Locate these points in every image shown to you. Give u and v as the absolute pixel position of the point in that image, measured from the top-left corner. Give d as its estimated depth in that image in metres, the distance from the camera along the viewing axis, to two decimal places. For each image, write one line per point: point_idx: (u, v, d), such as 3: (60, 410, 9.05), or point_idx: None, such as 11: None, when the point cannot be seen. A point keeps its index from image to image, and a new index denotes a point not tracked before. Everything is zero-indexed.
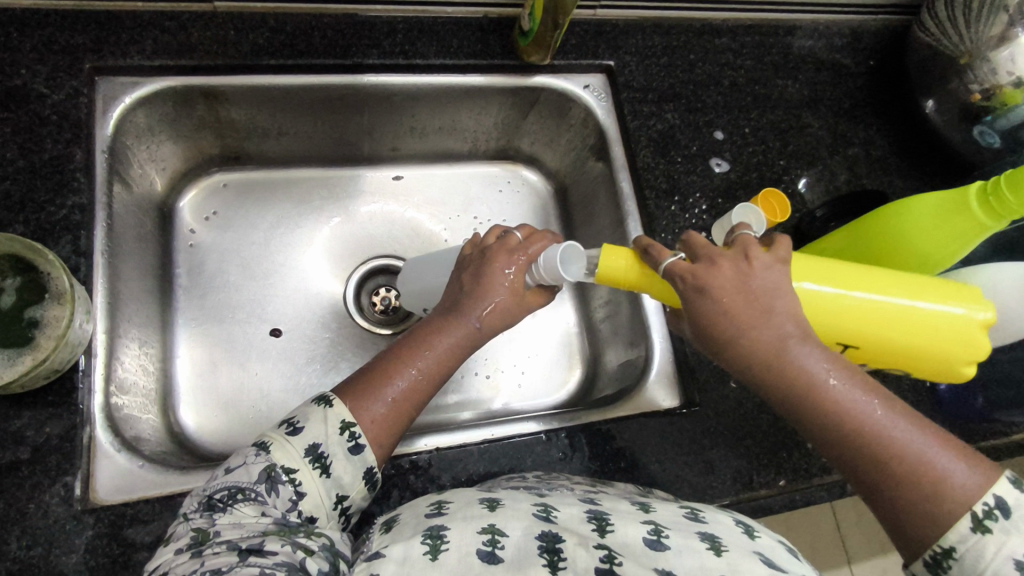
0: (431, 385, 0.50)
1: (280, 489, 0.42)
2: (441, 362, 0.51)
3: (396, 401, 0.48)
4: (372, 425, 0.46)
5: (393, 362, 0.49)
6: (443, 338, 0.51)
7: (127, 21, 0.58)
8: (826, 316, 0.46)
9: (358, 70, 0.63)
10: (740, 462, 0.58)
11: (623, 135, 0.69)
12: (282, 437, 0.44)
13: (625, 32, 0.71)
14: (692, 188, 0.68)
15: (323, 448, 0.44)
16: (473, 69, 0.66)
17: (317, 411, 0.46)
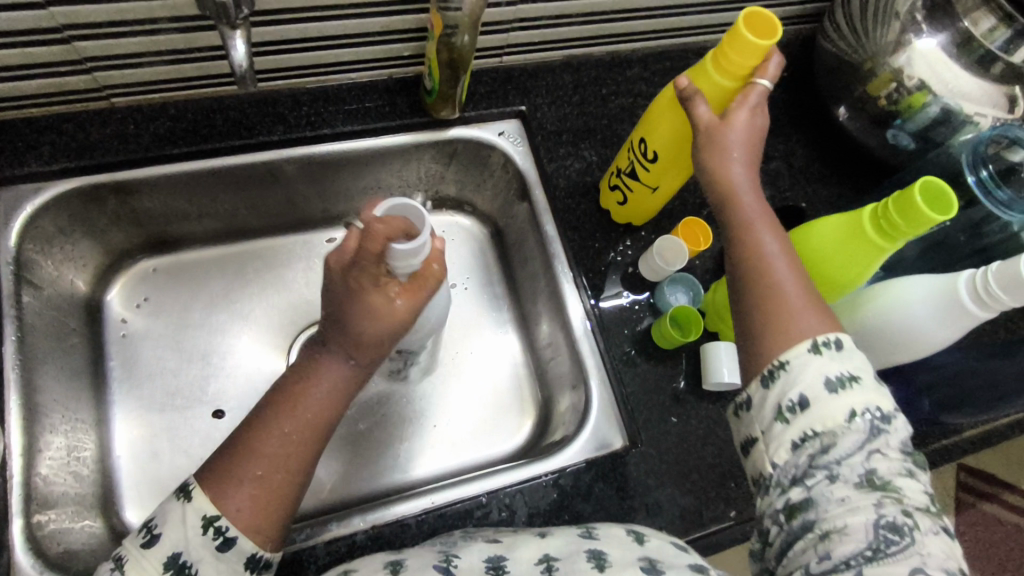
0: (309, 439, 0.48)
1: None
2: (319, 414, 0.49)
3: (268, 464, 0.46)
4: (246, 501, 0.45)
5: (253, 436, 0.47)
6: (310, 394, 0.49)
7: (26, 128, 0.58)
8: (737, 53, 0.47)
9: (264, 148, 0.62)
10: (685, 497, 0.58)
11: (543, 178, 0.68)
12: (135, 547, 0.44)
13: (533, 75, 0.71)
14: (614, 223, 0.67)
15: (184, 555, 0.43)
16: (383, 130, 0.66)
17: (176, 510, 0.44)
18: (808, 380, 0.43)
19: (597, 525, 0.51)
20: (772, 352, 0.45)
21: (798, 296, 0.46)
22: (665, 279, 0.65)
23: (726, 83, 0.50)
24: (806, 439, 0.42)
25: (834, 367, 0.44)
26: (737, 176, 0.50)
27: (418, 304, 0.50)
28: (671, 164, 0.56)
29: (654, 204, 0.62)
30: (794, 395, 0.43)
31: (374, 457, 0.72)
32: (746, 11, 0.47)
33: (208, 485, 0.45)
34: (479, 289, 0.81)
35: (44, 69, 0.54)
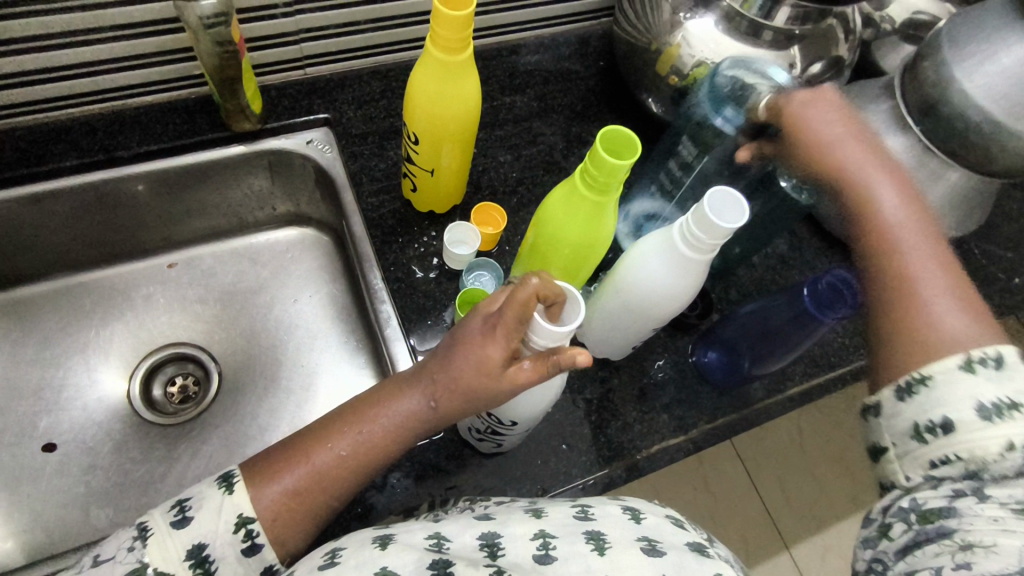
0: (370, 461, 0.47)
1: None
2: (382, 440, 0.47)
3: (309, 474, 0.45)
4: (276, 500, 0.44)
5: (313, 443, 0.47)
6: (382, 419, 0.47)
7: None
8: (441, 28, 0.48)
9: (56, 175, 0.63)
10: (483, 479, 0.58)
11: (348, 180, 0.69)
12: (159, 511, 0.43)
13: (340, 84, 0.73)
14: (420, 217, 0.69)
15: (208, 549, 0.42)
16: (180, 147, 0.67)
17: (216, 497, 0.44)
18: (950, 402, 0.41)
19: (589, 500, 0.47)
20: (911, 366, 0.44)
21: (929, 272, 0.48)
22: (465, 266, 0.65)
23: (447, 60, 0.51)
24: (914, 389, 0.43)
25: (987, 390, 0.41)
26: (899, 209, 0.52)
27: (539, 381, 0.43)
28: (435, 145, 0.58)
29: (446, 184, 0.63)
30: (936, 415, 0.42)
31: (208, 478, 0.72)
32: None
33: (252, 478, 0.45)
34: (325, 301, 0.82)
35: None
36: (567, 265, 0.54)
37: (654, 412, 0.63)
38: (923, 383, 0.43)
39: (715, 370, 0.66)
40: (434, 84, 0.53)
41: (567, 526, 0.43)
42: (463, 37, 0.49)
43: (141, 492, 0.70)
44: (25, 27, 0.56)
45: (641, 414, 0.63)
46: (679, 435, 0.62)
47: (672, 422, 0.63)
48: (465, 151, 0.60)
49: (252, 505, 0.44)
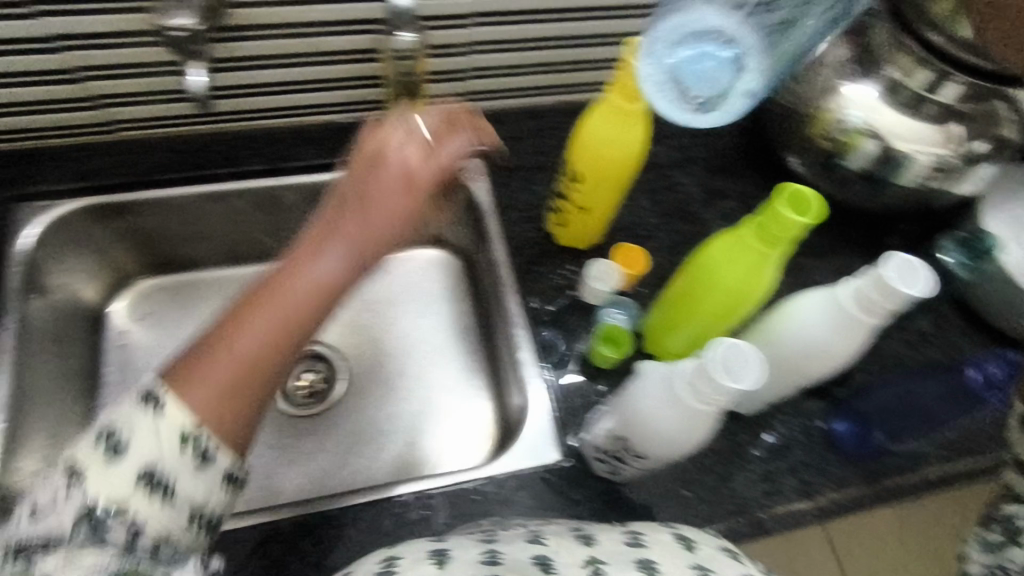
0: (280, 339, 0.45)
1: (103, 530, 0.37)
2: (285, 323, 0.45)
3: (237, 364, 0.43)
4: (201, 400, 0.41)
5: (210, 345, 0.44)
6: (295, 283, 0.46)
7: (42, 156, 0.67)
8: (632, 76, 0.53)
9: (244, 177, 0.72)
10: (601, 514, 0.58)
11: (496, 209, 0.73)
12: (89, 444, 0.38)
13: (495, 120, 0.78)
14: (559, 251, 0.71)
15: (158, 466, 0.39)
16: (347, 165, 0.73)
17: (143, 419, 0.39)
18: None
19: (636, 524, 0.44)
20: None
21: None
22: (604, 299, 0.67)
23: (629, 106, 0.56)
24: None
25: None
26: None
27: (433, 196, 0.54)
28: (592, 183, 0.61)
29: (592, 223, 0.66)
30: None
31: (327, 473, 0.77)
32: (627, 49, 0.53)
33: (173, 384, 0.41)
34: (449, 322, 0.87)
35: (59, 108, 0.64)
36: (710, 313, 0.56)
37: (780, 473, 0.62)
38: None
39: (847, 440, 0.64)
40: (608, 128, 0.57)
41: (620, 554, 0.40)
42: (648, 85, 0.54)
43: (267, 474, 0.76)
44: (252, 49, 0.63)
45: (767, 474, 0.62)
46: (804, 501, 0.61)
47: (799, 486, 0.61)
48: (619, 194, 0.62)
49: (184, 414, 0.40)
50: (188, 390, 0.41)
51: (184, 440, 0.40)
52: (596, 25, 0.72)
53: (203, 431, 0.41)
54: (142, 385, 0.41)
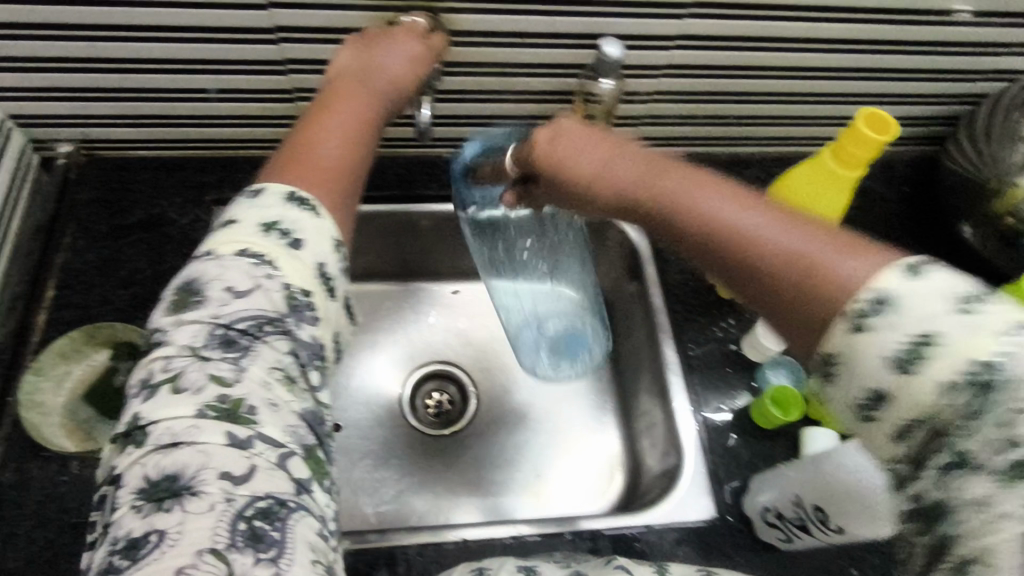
0: (343, 122, 0.51)
1: (302, 315, 0.42)
2: (364, 125, 0.52)
3: (327, 156, 0.48)
4: (310, 182, 0.46)
5: (302, 145, 0.48)
6: (349, 109, 0.52)
7: (244, 164, 0.71)
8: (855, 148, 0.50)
9: (419, 200, 0.77)
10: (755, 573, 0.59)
11: (656, 256, 0.74)
12: (255, 203, 0.44)
13: None
14: (720, 304, 0.71)
15: (328, 270, 0.44)
16: None
17: (311, 222, 0.44)
18: None
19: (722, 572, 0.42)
20: None
21: None
22: (767, 359, 0.67)
23: (846, 176, 0.53)
24: None
25: None
26: None
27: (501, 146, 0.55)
28: None
29: None
30: None
31: (457, 494, 0.78)
32: (857, 112, 0.49)
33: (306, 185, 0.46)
34: None
35: (271, 123, 0.67)
36: None
37: None
38: (831, 363, 0.33)
39: None
40: (806, 194, 0.55)
41: None
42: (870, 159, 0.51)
43: (400, 490, 0.77)
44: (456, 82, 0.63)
45: None
46: None
47: None
48: None
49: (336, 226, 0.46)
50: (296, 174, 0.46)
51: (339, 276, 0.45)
52: (776, 83, 0.71)
53: (303, 192, 0.45)
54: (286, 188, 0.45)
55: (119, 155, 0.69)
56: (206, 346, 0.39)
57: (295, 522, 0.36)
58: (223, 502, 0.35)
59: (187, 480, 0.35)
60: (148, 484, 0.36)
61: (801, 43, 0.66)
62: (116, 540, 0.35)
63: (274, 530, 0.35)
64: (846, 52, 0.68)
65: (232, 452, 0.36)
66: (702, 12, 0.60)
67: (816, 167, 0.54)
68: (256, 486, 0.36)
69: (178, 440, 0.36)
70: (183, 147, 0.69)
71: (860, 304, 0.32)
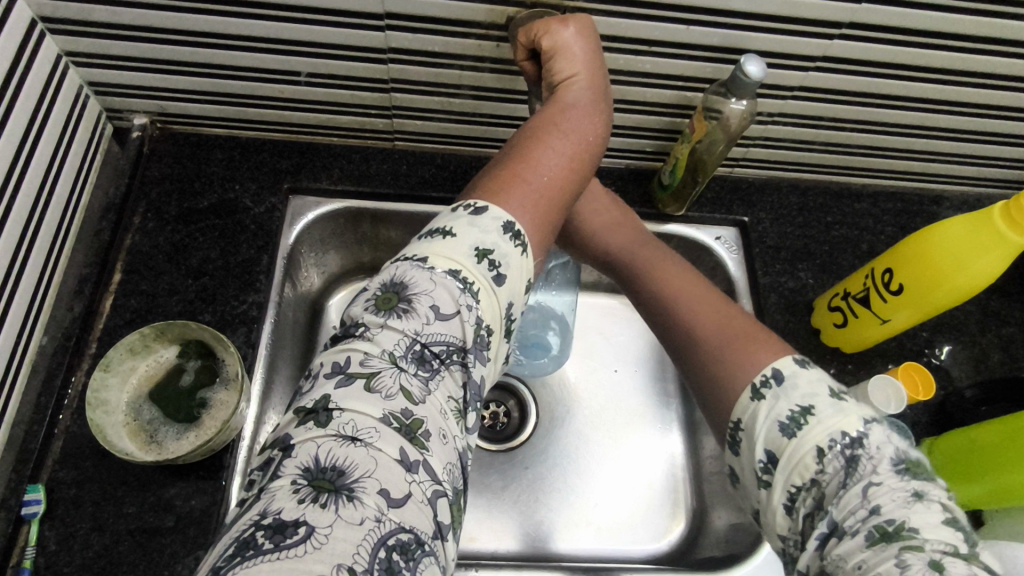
0: (560, 155, 0.48)
1: (483, 351, 0.40)
2: (574, 158, 0.49)
3: (541, 192, 0.46)
4: (532, 217, 0.45)
5: (522, 166, 0.46)
6: (562, 135, 0.48)
7: (323, 151, 0.68)
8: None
9: None
10: None
11: (754, 290, 0.68)
12: (475, 222, 0.42)
13: (761, 190, 0.73)
14: (823, 350, 0.65)
15: (513, 311, 0.43)
16: None
17: (519, 261, 0.43)
18: None
19: None
20: None
21: None
22: None
23: (1008, 236, 0.48)
24: None
25: None
26: None
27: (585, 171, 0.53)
28: (913, 302, 0.54)
29: (876, 335, 0.60)
30: None
31: (511, 516, 0.73)
32: None
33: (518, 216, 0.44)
34: (653, 383, 0.82)
35: (358, 110, 0.64)
36: None
37: None
38: (738, 429, 0.42)
39: None
40: (959, 251, 0.50)
41: None
42: None
43: None
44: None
45: None
46: None
47: None
48: (930, 317, 0.55)
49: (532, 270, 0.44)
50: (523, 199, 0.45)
51: (516, 321, 0.44)
52: (912, 115, 0.65)
53: (517, 225, 0.43)
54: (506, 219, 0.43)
55: (194, 131, 0.66)
56: (402, 357, 0.38)
57: (427, 562, 0.33)
58: (373, 520, 0.32)
59: (353, 480, 0.32)
60: (313, 468, 0.33)
61: (955, 76, 0.59)
62: (266, 514, 0.31)
63: (409, 568, 0.32)
64: (1002, 89, 0.61)
65: (397, 469, 0.34)
66: (854, 34, 0.55)
67: (977, 223, 0.49)
68: (403, 515, 0.33)
69: (358, 437, 0.34)
70: (261, 128, 0.66)
71: (757, 379, 0.42)
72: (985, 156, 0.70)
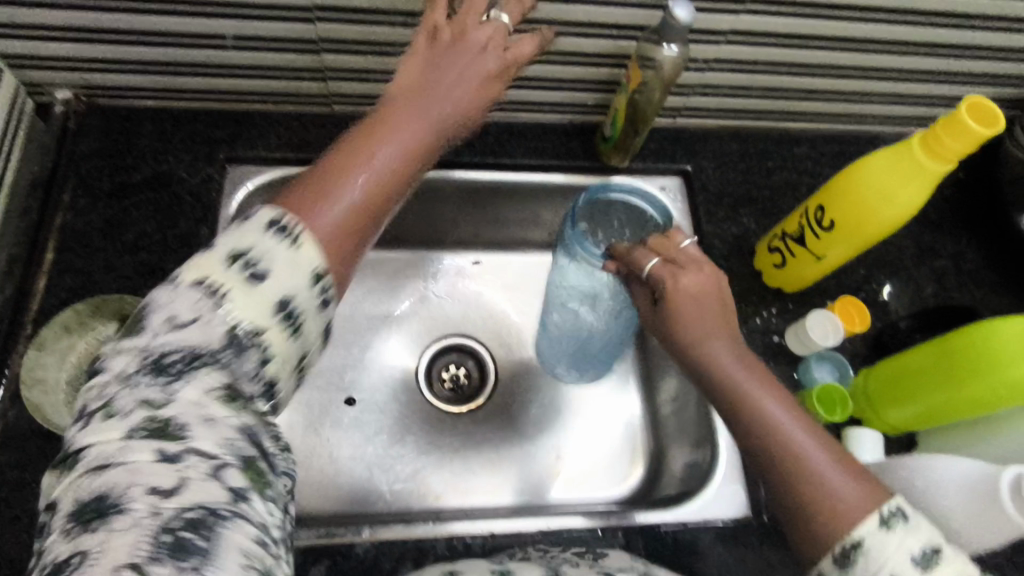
0: (398, 134, 0.40)
1: (249, 351, 0.33)
2: (414, 147, 0.40)
3: (343, 215, 0.36)
4: (336, 238, 0.36)
5: (333, 170, 0.37)
6: (405, 128, 0.40)
7: (258, 119, 0.66)
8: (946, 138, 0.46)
9: (447, 168, 0.68)
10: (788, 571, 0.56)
11: (698, 236, 0.69)
12: (230, 228, 0.35)
13: (702, 139, 0.74)
14: (766, 292, 0.67)
15: (296, 302, 0.34)
16: (555, 167, 0.70)
17: (279, 245, 0.34)
18: None
19: None
20: None
21: None
22: (812, 354, 0.62)
23: (928, 166, 0.49)
24: None
25: None
26: None
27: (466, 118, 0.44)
28: (845, 236, 0.56)
29: (814, 271, 0.62)
30: None
31: (474, 473, 0.74)
32: (960, 102, 0.46)
33: (308, 219, 0.35)
34: None
35: (291, 73, 0.63)
36: (972, 397, 0.52)
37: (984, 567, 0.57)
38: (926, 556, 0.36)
39: None
40: (884, 183, 0.51)
41: None
42: (964, 154, 0.47)
43: (416, 469, 0.74)
44: None
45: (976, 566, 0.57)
46: None
47: None
48: (862, 249, 0.57)
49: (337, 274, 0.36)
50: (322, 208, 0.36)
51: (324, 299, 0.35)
52: (842, 56, 0.66)
53: (319, 262, 0.35)
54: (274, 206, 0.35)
55: (121, 104, 0.64)
56: (139, 372, 0.31)
57: (228, 530, 0.28)
58: (146, 525, 0.27)
59: (110, 504, 0.28)
60: (58, 530, 0.28)
61: (878, 13, 0.61)
62: None
63: (203, 541, 0.27)
64: (923, 24, 0.62)
65: (161, 466, 0.29)
66: None
67: (899, 155, 0.50)
68: (210, 485, 0.29)
69: (94, 471, 0.29)
70: (191, 98, 0.64)
71: (884, 509, 0.38)
72: (913, 95, 0.72)
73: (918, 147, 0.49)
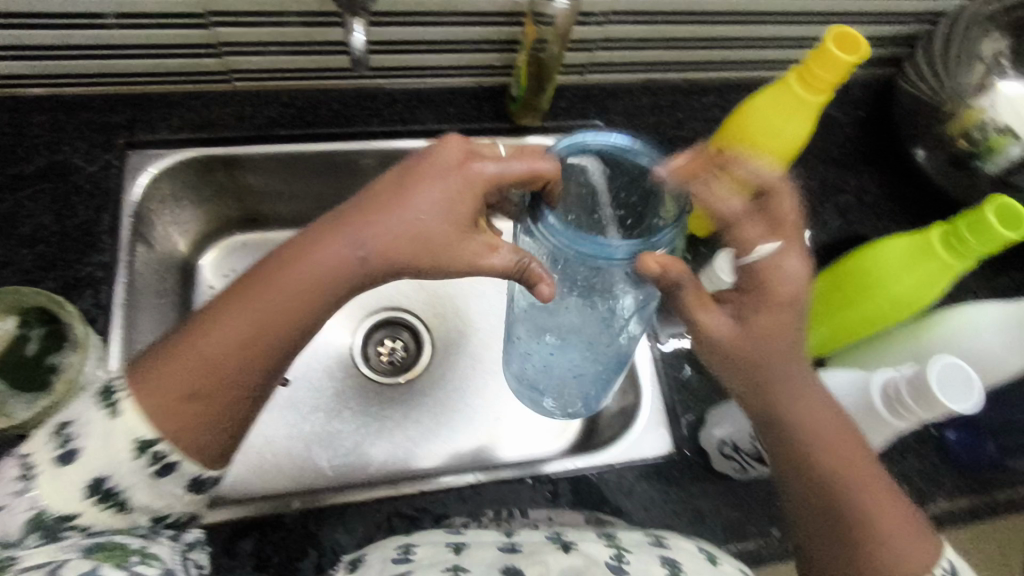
0: (192, 386, 0.41)
1: (60, 536, 0.38)
2: (247, 340, 0.42)
3: (199, 364, 0.41)
4: (155, 403, 0.40)
5: (186, 339, 0.42)
6: (232, 327, 0.42)
7: (154, 101, 0.64)
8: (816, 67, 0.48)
9: (357, 138, 0.67)
10: (713, 500, 0.58)
11: None
12: (43, 436, 0.40)
13: (612, 93, 0.75)
14: None
15: (110, 482, 0.39)
16: (467, 130, 0.69)
17: (100, 423, 0.39)
18: None
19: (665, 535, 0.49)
20: None
21: None
22: None
23: (806, 97, 0.51)
24: None
25: None
26: None
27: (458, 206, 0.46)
28: None
29: None
30: None
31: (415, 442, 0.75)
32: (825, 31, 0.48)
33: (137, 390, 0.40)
34: None
35: (184, 49, 0.61)
36: (864, 317, 0.56)
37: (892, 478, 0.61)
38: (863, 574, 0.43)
39: (957, 449, 0.62)
40: (771, 118, 0.53)
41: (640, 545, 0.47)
42: (836, 81, 0.49)
43: (356, 442, 0.74)
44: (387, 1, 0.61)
45: None
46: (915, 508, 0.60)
47: (911, 493, 0.60)
48: None
49: (151, 425, 0.40)
50: (146, 388, 0.40)
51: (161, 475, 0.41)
52: None
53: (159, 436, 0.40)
54: (100, 383, 0.41)
55: (9, 94, 0.62)
56: None
57: None
58: None
59: None
60: None
61: None
62: None
63: None
64: None
65: None
66: None
67: (779, 90, 0.52)
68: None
69: None
70: (83, 83, 0.62)
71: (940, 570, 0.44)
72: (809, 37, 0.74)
73: (795, 80, 0.51)
